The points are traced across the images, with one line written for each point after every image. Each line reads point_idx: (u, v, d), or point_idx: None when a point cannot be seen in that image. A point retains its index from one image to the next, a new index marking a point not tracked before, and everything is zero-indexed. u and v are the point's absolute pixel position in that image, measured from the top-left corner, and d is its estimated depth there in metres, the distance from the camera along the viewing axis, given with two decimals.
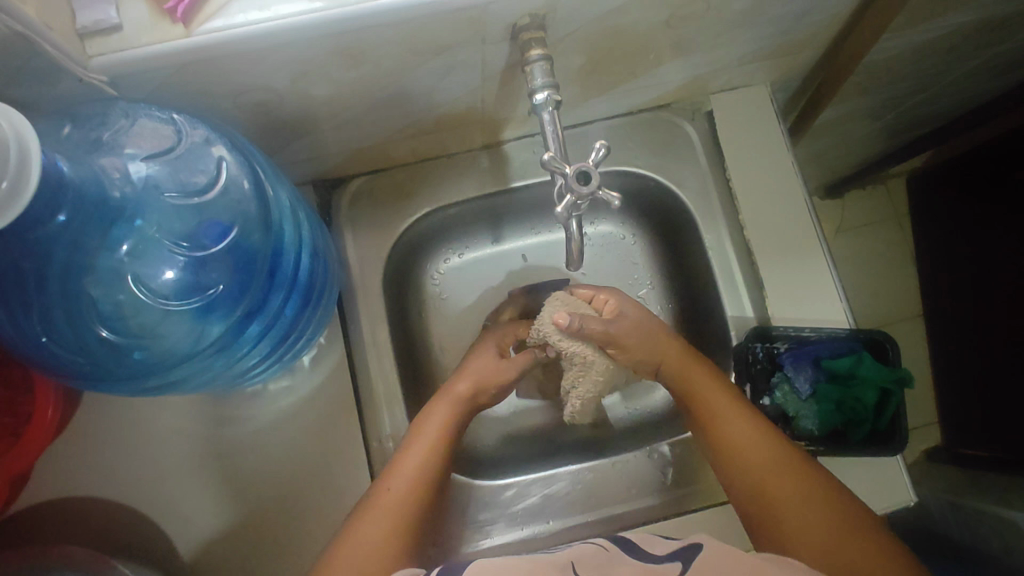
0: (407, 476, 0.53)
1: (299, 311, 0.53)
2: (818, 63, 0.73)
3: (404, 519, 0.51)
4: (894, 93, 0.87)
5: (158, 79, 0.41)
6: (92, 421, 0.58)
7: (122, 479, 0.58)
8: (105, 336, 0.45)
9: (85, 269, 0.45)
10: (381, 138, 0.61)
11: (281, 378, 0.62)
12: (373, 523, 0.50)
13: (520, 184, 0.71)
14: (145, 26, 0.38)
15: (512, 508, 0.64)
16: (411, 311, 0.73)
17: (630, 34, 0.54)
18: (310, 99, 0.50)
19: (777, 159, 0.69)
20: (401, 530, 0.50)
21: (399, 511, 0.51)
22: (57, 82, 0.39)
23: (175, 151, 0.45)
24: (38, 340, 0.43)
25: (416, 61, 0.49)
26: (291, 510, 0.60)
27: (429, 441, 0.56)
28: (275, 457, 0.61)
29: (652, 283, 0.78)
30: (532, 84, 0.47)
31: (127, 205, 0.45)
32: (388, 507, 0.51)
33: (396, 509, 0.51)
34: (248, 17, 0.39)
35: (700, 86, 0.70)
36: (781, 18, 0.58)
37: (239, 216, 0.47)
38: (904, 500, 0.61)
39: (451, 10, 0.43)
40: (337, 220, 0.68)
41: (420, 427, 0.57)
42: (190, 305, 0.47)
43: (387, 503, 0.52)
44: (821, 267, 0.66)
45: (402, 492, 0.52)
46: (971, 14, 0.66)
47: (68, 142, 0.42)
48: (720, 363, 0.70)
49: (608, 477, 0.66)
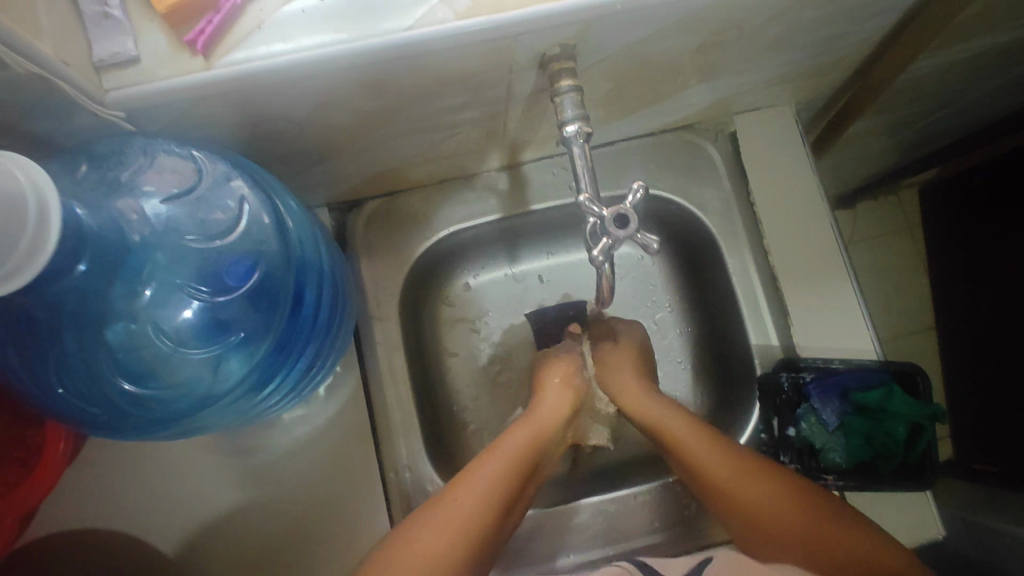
0: (483, 484, 0.51)
1: (320, 345, 0.52)
2: (845, 82, 0.71)
3: (474, 528, 0.48)
4: (917, 110, 0.85)
5: (176, 111, 0.40)
6: (103, 452, 0.57)
7: (131, 512, 0.56)
8: (123, 384, 0.43)
9: (100, 317, 0.42)
10: (399, 161, 0.60)
11: (296, 408, 0.60)
12: (440, 524, 0.48)
13: (540, 206, 0.69)
14: (164, 58, 0.37)
15: (531, 539, 0.63)
16: (426, 335, 0.72)
17: (660, 60, 0.52)
18: (330, 127, 0.49)
19: (803, 182, 0.68)
20: (471, 540, 0.48)
21: (472, 519, 0.49)
22: (72, 117, 0.37)
23: (196, 189, 0.43)
24: (53, 390, 0.42)
25: (439, 88, 0.47)
26: (305, 543, 0.58)
27: (511, 458, 0.54)
28: (290, 488, 0.59)
29: (670, 306, 0.77)
30: (562, 116, 0.46)
31: (145, 247, 0.43)
32: (460, 514, 0.49)
33: (463, 522, 0.48)
34: (271, 49, 0.38)
35: (724, 108, 0.68)
36: (815, 42, 0.56)
37: (260, 251, 0.46)
38: (933, 535, 0.60)
39: (479, 42, 0.41)
40: (353, 243, 0.66)
41: (498, 446, 0.56)
42: (209, 347, 0.45)
43: (458, 514, 0.49)
44: (847, 294, 0.65)
45: (476, 502, 0.50)
46: (1004, 36, 0.64)
47: (86, 183, 0.41)
48: (744, 391, 0.68)
49: (630, 510, 0.64)
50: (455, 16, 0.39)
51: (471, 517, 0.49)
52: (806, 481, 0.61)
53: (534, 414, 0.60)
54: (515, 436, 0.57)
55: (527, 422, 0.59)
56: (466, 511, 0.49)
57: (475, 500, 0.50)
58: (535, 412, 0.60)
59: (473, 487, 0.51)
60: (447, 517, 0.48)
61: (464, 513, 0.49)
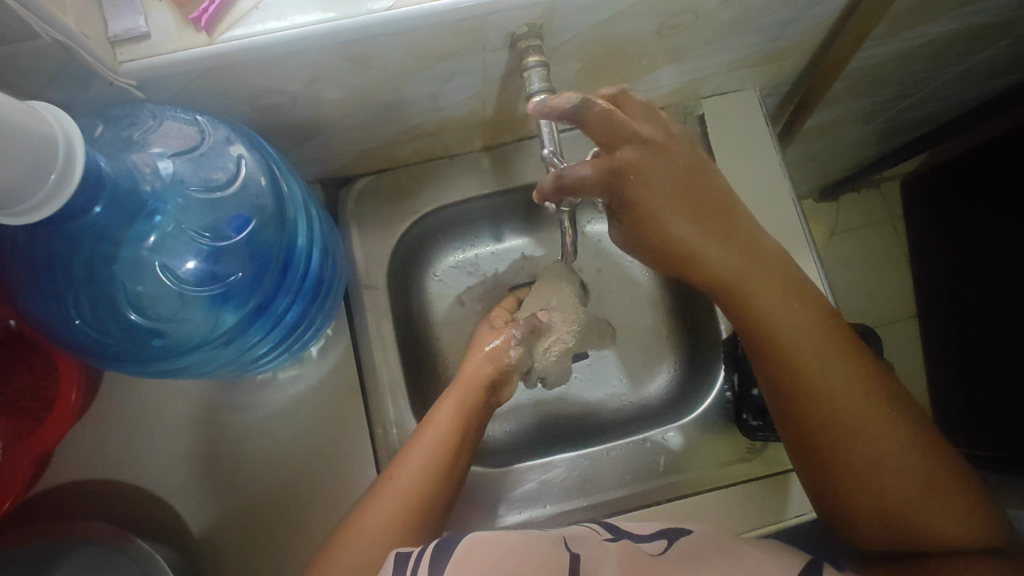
0: (418, 459, 0.57)
1: (308, 303, 0.57)
2: (807, 68, 0.76)
3: (414, 502, 0.55)
4: (882, 98, 0.90)
5: (182, 82, 0.44)
6: (110, 407, 0.61)
7: (135, 461, 0.61)
8: (129, 319, 0.48)
9: (111, 258, 0.47)
10: (387, 139, 0.65)
11: (290, 367, 0.65)
12: (381, 505, 0.54)
13: (519, 184, 0.74)
14: (170, 34, 0.42)
15: (510, 493, 0.67)
16: (415, 306, 0.77)
17: (624, 42, 0.57)
18: (322, 102, 0.53)
19: (765, 160, 0.72)
20: (413, 509, 0.55)
21: (409, 492, 0.55)
22: (90, 85, 0.42)
23: (198, 150, 0.48)
24: (70, 322, 0.47)
25: (420, 67, 0.52)
26: (299, 492, 0.63)
27: (441, 428, 0.60)
28: (285, 442, 0.64)
29: (648, 282, 0.81)
30: (530, 87, 0.50)
31: (154, 199, 0.47)
32: (400, 492, 0.55)
33: (404, 498, 0.55)
34: (266, 27, 0.43)
35: (692, 91, 0.73)
36: (767, 27, 0.61)
37: (255, 212, 0.50)
38: None
39: (453, 20, 0.46)
40: (345, 217, 0.71)
41: (429, 420, 0.61)
42: (206, 297, 0.50)
43: (396, 490, 0.55)
44: (807, 265, 0.69)
45: (412, 479, 0.56)
46: (952, 23, 0.69)
47: (102, 140, 0.45)
48: (711, 359, 0.73)
49: (602, 463, 0.69)
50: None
51: (410, 493, 0.55)
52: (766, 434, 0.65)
53: (459, 376, 0.65)
54: (442, 409, 0.62)
55: (452, 392, 0.63)
56: (405, 485, 0.56)
57: (411, 477, 0.56)
58: (461, 377, 0.65)
59: (409, 465, 0.57)
60: (388, 494, 0.55)
61: (401, 490, 0.55)
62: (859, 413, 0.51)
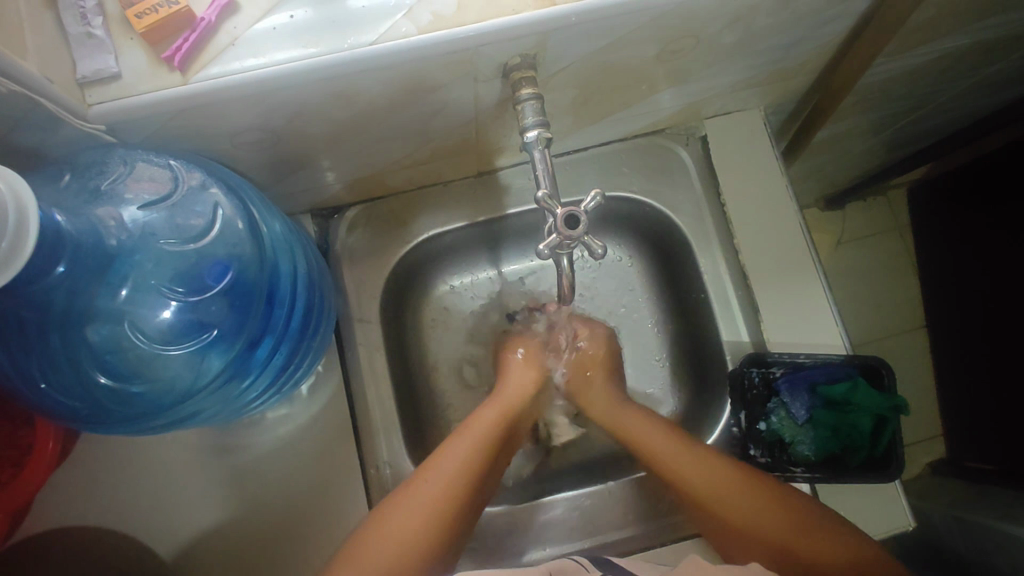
0: (453, 459, 0.55)
1: (296, 344, 0.54)
2: (813, 86, 0.73)
3: (446, 504, 0.52)
4: (891, 114, 0.87)
5: (156, 123, 0.42)
6: (92, 453, 0.59)
7: (117, 509, 0.58)
8: (104, 379, 0.46)
9: (84, 315, 0.45)
10: (378, 168, 0.62)
11: (279, 406, 0.62)
12: (404, 511, 0.51)
13: (516, 210, 0.72)
14: (143, 74, 0.40)
15: (509, 533, 0.65)
16: (410, 336, 0.74)
17: (622, 68, 0.54)
18: (307, 135, 0.51)
19: (771, 183, 0.70)
20: (443, 512, 0.52)
21: (439, 501, 0.52)
22: (58, 129, 0.40)
23: (172, 197, 0.46)
24: (37, 385, 0.44)
25: (408, 99, 0.50)
26: (287, 537, 0.60)
27: (479, 433, 0.59)
28: (274, 486, 0.61)
29: (650, 309, 0.79)
30: (524, 122, 0.49)
31: (124, 252, 0.46)
32: (430, 493, 0.52)
33: (434, 501, 0.52)
34: (243, 63, 0.40)
35: (694, 112, 0.70)
36: (773, 48, 0.59)
37: (235, 254, 0.48)
38: (902, 525, 0.62)
39: (442, 54, 0.43)
40: (336, 248, 0.69)
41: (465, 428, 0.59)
42: (187, 344, 0.48)
43: (427, 491, 0.53)
44: (816, 292, 0.67)
45: (445, 481, 0.53)
46: (965, 40, 0.66)
47: (68, 192, 0.44)
48: (717, 389, 0.70)
49: (605, 502, 0.67)
50: (418, 30, 0.41)
51: (442, 493, 0.53)
52: (775, 473, 0.63)
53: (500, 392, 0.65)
54: (477, 420, 0.60)
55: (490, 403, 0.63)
56: (435, 489, 0.53)
57: (446, 478, 0.54)
58: (502, 392, 0.65)
59: (438, 468, 0.55)
60: (414, 499, 0.52)
61: (433, 492, 0.52)
62: (691, 481, 0.57)
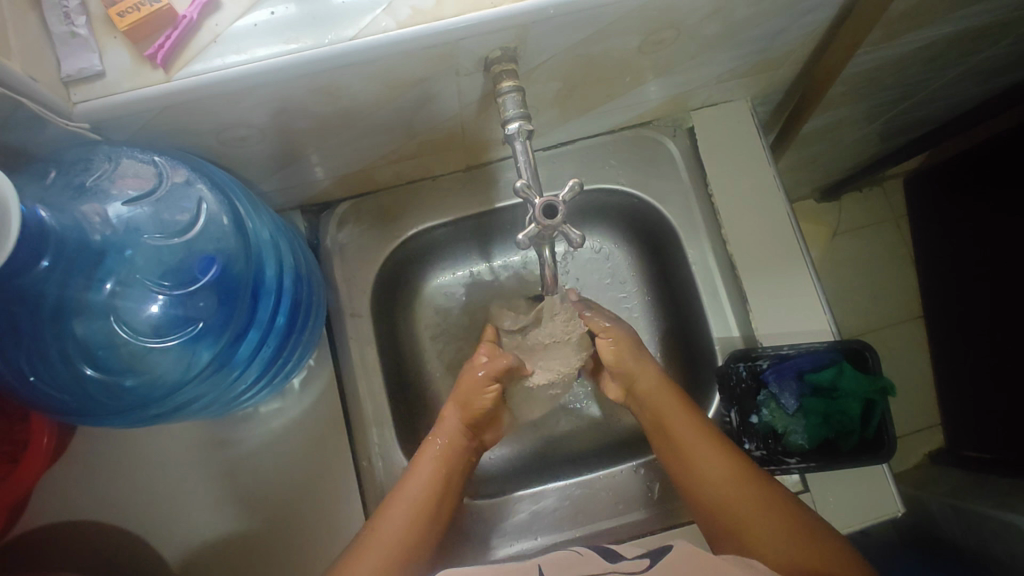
0: (406, 504, 0.56)
1: (283, 338, 0.55)
2: (800, 76, 0.73)
3: (399, 552, 0.53)
4: (882, 104, 0.87)
5: (140, 121, 0.43)
6: (88, 447, 0.59)
7: (112, 502, 0.59)
8: (91, 372, 0.47)
9: (75, 311, 0.47)
10: (365, 164, 0.63)
11: (272, 401, 0.63)
12: (366, 562, 0.52)
13: (505, 204, 0.72)
14: (127, 72, 0.40)
15: (500, 524, 0.66)
16: (402, 331, 0.75)
17: (605, 59, 0.55)
18: (292, 131, 0.52)
19: (758, 173, 0.70)
20: (405, 552, 0.54)
21: (402, 541, 0.54)
22: (42, 128, 0.40)
23: (156, 193, 0.47)
24: (26, 377, 0.45)
25: (392, 93, 0.50)
26: (281, 529, 0.61)
27: (431, 467, 0.59)
28: (267, 478, 0.62)
29: (641, 303, 0.79)
30: (506, 114, 0.49)
31: (108, 247, 0.48)
32: (385, 541, 0.54)
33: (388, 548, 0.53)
34: (225, 60, 0.41)
35: (681, 104, 0.71)
36: (756, 38, 0.59)
37: (220, 249, 0.49)
38: (891, 511, 0.63)
39: (421, 49, 0.44)
40: (326, 243, 0.69)
41: (418, 458, 0.60)
42: (175, 338, 0.49)
43: (381, 543, 0.53)
44: (804, 281, 0.67)
45: (399, 530, 0.55)
46: (951, 26, 0.66)
47: (53, 188, 0.45)
48: (707, 380, 0.71)
49: (594, 492, 0.68)
50: (397, 24, 0.42)
51: (397, 535, 0.54)
52: (770, 466, 0.63)
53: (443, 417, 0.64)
54: (423, 457, 0.60)
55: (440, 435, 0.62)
56: (398, 527, 0.55)
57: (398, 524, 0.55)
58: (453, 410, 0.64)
59: (394, 510, 0.56)
60: (376, 543, 0.53)
61: (391, 539, 0.54)
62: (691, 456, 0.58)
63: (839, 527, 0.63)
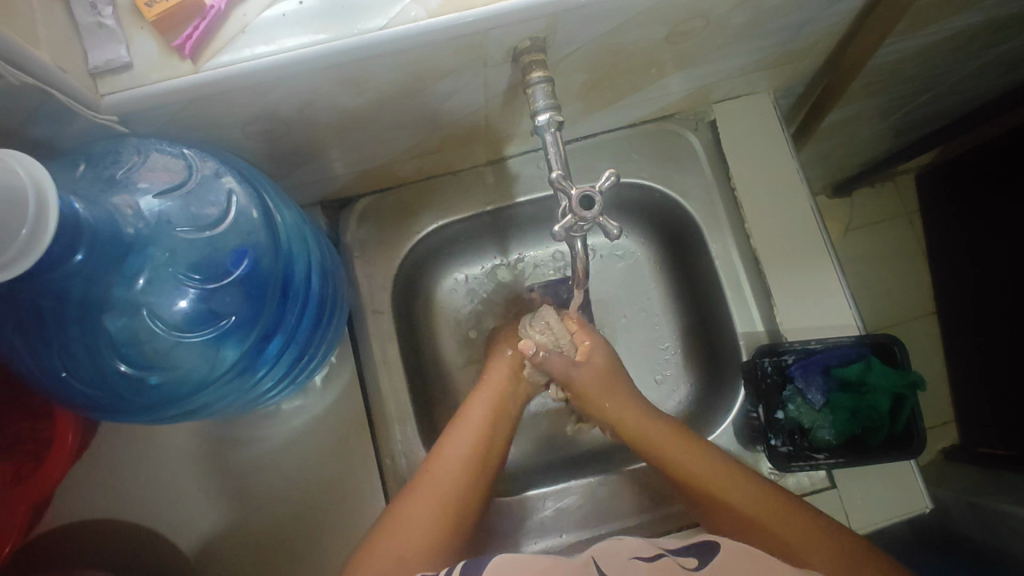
0: (464, 436, 0.58)
1: (309, 334, 0.55)
2: (822, 67, 0.73)
3: (455, 486, 0.54)
4: (903, 96, 0.85)
5: (168, 113, 0.42)
6: (111, 447, 0.59)
7: (132, 502, 0.59)
8: (118, 369, 0.47)
9: (104, 307, 0.46)
10: (387, 158, 0.62)
11: (294, 398, 0.62)
12: (421, 499, 0.53)
13: (524, 199, 0.71)
14: (154, 64, 0.40)
15: (523, 523, 0.65)
16: (421, 327, 0.74)
17: (632, 50, 0.54)
18: (317, 125, 0.51)
19: (781, 166, 0.69)
20: (457, 485, 0.54)
21: (461, 470, 0.55)
22: (70, 121, 0.40)
23: (186, 185, 0.47)
24: (58, 375, 0.46)
25: (417, 85, 0.49)
26: (304, 527, 0.60)
27: (480, 415, 0.60)
28: (290, 475, 0.61)
29: (663, 300, 0.78)
30: (534, 106, 0.48)
31: (139, 242, 0.46)
32: (443, 476, 0.55)
33: (445, 492, 0.54)
34: (254, 51, 0.40)
35: (703, 96, 0.70)
36: (783, 29, 0.58)
37: (250, 243, 0.49)
38: (920, 507, 0.62)
39: (451, 38, 0.43)
40: (346, 240, 0.69)
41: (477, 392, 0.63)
42: (202, 334, 0.48)
43: (439, 474, 0.55)
44: (830, 274, 0.66)
45: (456, 460, 0.56)
46: (979, 16, 0.65)
47: (83, 180, 0.43)
48: (731, 374, 0.70)
49: (618, 490, 0.67)
50: (427, 14, 0.41)
51: (449, 479, 0.55)
52: (798, 462, 0.62)
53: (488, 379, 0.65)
54: (478, 396, 0.63)
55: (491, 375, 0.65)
56: (456, 461, 0.56)
57: (460, 453, 0.57)
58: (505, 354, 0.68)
59: (453, 441, 0.58)
60: (434, 477, 0.55)
61: (445, 479, 0.55)
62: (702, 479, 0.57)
63: (868, 523, 0.62)
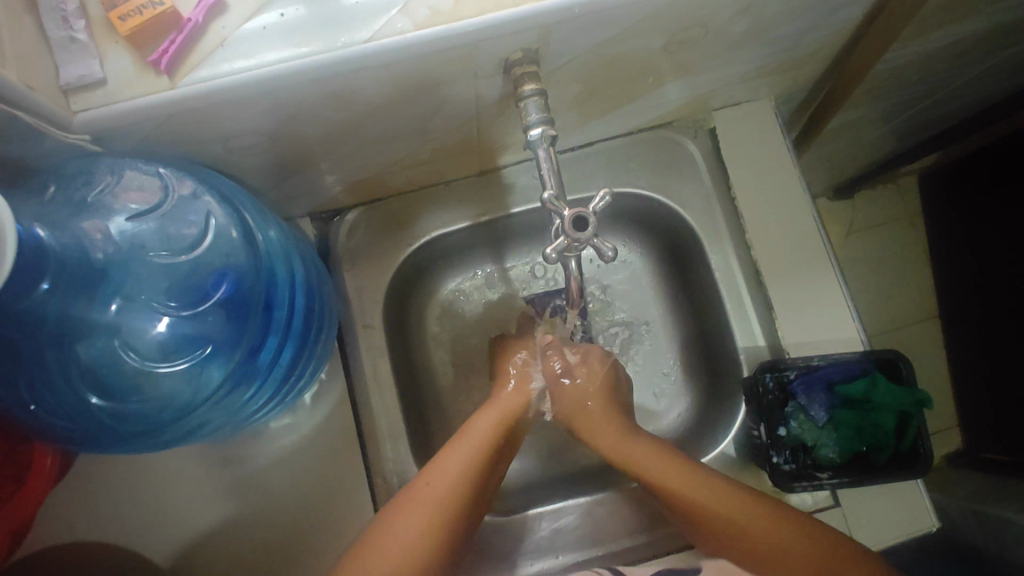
0: (452, 467, 0.53)
1: (297, 351, 0.53)
2: (824, 73, 0.71)
3: (443, 512, 0.50)
4: (906, 100, 0.84)
5: (144, 130, 0.41)
6: (94, 468, 0.57)
7: (117, 525, 0.57)
8: (93, 400, 0.45)
9: (78, 335, 0.45)
10: (377, 170, 0.61)
11: (282, 416, 0.61)
12: (404, 523, 0.48)
13: (518, 210, 0.70)
14: (128, 79, 0.38)
15: (518, 541, 0.64)
16: (414, 341, 0.73)
17: (629, 58, 0.52)
18: (303, 138, 0.49)
19: (782, 175, 0.67)
20: (443, 512, 0.50)
21: (447, 500, 0.51)
22: (40, 141, 0.38)
23: (162, 207, 0.45)
24: (28, 408, 0.44)
25: (405, 98, 0.48)
26: (292, 549, 0.59)
27: (476, 445, 0.55)
28: (278, 495, 0.60)
29: (660, 311, 0.77)
30: (527, 120, 0.47)
31: (112, 266, 0.46)
32: (430, 503, 0.50)
33: (431, 516, 0.49)
34: (233, 65, 0.38)
35: (702, 104, 0.68)
36: (784, 36, 0.57)
37: (230, 263, 0.47)
38: (925, 526, 0.61)
39: (438, 50, 0.41)
40: (336, 252, 0.67)
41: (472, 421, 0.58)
42: (183, 359, 0.47)
43: (426, 498, 0.50)
44: (832, 287, 0.64)
45: (446, 487, 0.51)
46: (985, 20, 0.63)
47: (53, 205, 0.43)
48: (732, 388, 0.68)
49: (615, 508, 0.65)
50: (414, 26, 0.39)
51: (436, 504, 0.50)
52: (802, 480, 0.60)
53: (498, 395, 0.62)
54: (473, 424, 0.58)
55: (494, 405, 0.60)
56: (442, 488, 0.51)
57: (453, 480, 0.52)
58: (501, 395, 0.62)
59: (444, 468, 0.53)
60: (418, 502, 0.50)
61: (433, 500, 0.50)
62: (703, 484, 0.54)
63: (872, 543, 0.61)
